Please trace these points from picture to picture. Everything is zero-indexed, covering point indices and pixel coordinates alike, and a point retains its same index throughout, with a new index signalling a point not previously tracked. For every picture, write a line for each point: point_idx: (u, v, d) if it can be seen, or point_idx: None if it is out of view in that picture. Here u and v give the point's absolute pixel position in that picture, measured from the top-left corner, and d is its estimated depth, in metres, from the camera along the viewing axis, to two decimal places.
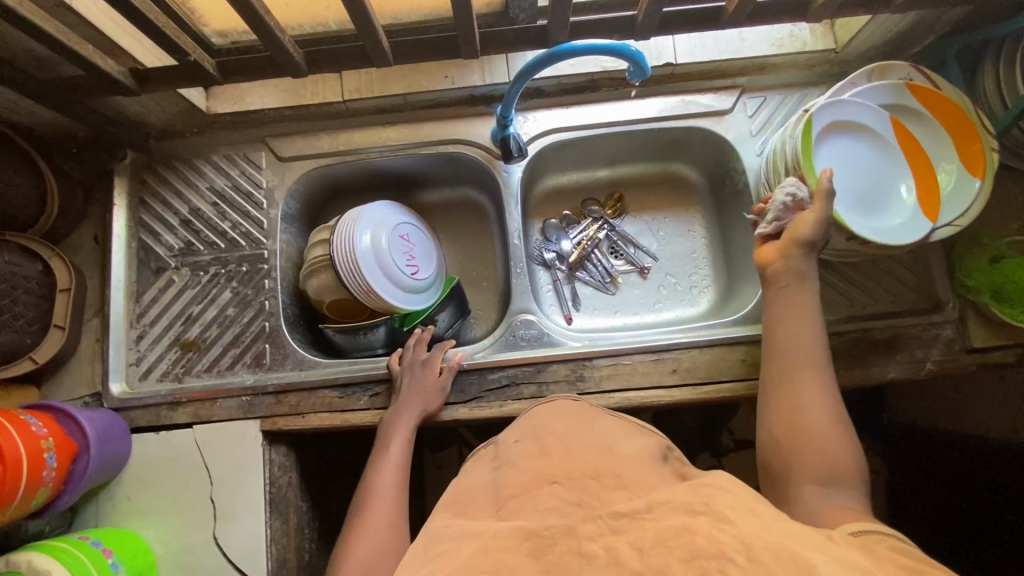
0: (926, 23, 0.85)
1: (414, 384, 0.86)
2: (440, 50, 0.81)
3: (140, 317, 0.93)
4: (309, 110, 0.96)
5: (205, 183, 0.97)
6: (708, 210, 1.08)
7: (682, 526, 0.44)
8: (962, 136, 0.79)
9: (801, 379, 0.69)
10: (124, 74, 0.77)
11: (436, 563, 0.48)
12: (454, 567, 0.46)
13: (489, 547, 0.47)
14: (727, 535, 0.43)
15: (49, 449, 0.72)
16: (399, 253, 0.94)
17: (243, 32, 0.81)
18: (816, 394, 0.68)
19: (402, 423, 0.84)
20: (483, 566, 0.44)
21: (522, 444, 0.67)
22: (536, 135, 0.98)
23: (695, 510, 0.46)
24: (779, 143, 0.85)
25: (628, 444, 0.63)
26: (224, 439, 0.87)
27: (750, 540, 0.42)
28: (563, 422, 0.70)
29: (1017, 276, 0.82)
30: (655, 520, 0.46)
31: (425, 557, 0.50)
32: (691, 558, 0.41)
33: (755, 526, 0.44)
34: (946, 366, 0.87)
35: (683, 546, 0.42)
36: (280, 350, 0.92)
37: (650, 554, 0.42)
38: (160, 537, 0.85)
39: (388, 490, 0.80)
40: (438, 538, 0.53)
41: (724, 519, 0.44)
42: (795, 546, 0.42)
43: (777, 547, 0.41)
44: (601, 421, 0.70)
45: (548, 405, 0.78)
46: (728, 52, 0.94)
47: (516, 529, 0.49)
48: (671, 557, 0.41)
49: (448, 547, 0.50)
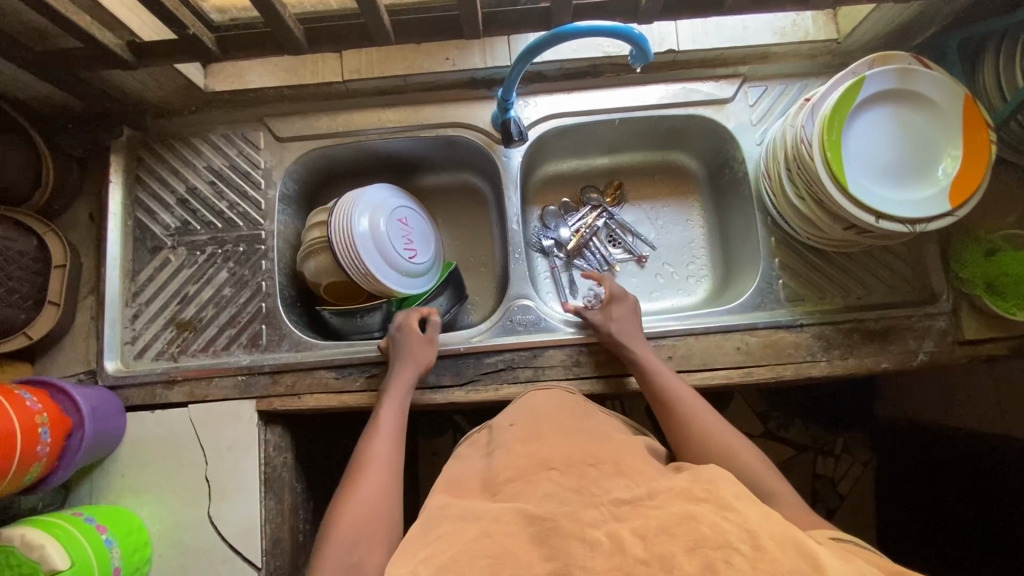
0: (929, 14, 0.85)
1: (404, 348, 0.85)
2: (442, 31, 0.80)
3: (136, 296, 0.93)
4: (308, 90, 0.95)
5: (203, 163, 0.96)
6: (706, 200, 1.08)
7: (687, 513, 0.45)
8: (964, 124, 0.78)
9: (687, 413, 0.75)
10: (122, 48, 0.76)
11: (437, 546, 0.49)
12: (456, 552, 0.47)
13: (490, 530, 0.49)
14: (731, 523, 0.44)
15: (43, 424, 0.72)
16: (396, 239, 0.93)
17: (244, 9, 0.80)
18: (704, 417, 0.75)
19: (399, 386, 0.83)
20: (484, 552, 0.47)
21: (514, 431, 0.68)
22: (536, 121, 0.97)
23: (697, 497, 0.48)
24: (780, 132, 0.87)
25: (625, 437, 0.66)
26: (217, 418, 0.87)
27: (755, 529, 0.44)
28: (555, 410, 0.71)
29: (1014, 269, 0.82)
30: (658, 507, 0.47)
31: (425, 540, 0.51)
32: (696, 546, 0.43)
33: (759, 512, 0.46)
34: (939, 356, 0.88)
35: (688, 535, 0.44)
36: (277, 331, 0.92)
37: (654, 543, 0.44)
38: (152, 515, 0.85)
39: (385, 452, 0.76)
40: (436, 521, 0.54)
41: (727, 507, 0.46)
42: (796, 535, 0.44)
43: (781, 536, 0.43)
44: (592, 416, 0.72)
45: (546, 390, 0.79)
46: (731, 41, 0.93)
47: (517, 513, 0.51)
48: (676, 545, 0.43)
49: (446, 531, 0.51)
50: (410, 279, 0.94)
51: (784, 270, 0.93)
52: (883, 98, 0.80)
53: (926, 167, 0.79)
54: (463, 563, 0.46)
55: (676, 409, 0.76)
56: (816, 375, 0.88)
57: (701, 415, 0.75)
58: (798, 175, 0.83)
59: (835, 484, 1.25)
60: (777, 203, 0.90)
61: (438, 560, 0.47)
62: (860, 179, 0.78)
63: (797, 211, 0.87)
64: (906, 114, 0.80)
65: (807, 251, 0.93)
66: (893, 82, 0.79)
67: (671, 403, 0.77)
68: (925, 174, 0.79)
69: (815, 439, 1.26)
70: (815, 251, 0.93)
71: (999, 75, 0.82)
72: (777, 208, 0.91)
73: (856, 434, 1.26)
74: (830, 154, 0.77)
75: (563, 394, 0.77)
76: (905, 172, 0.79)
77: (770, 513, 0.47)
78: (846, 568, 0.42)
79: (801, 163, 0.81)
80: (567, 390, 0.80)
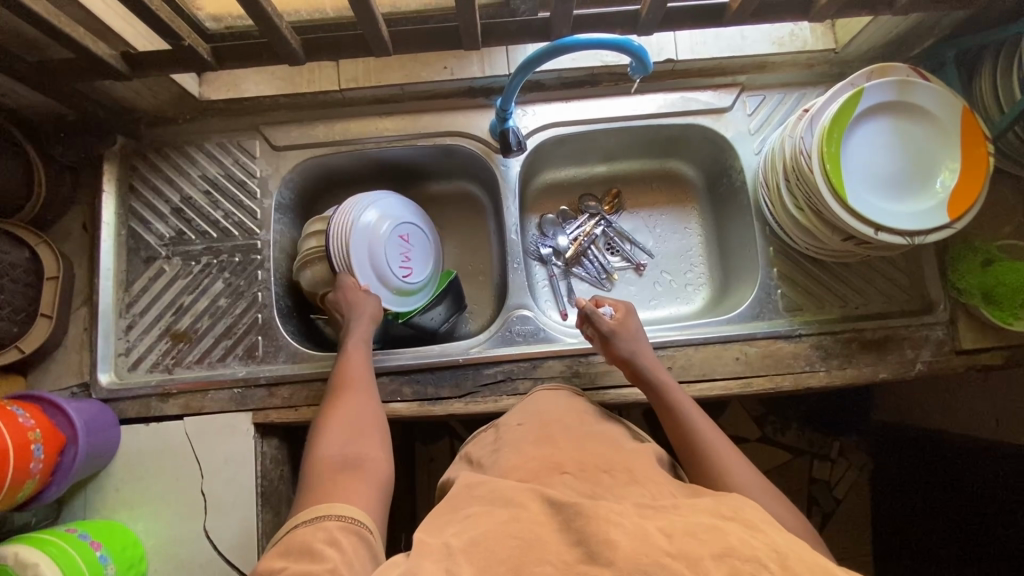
0: (926, 25, 0.85)
1: (353, 301, 0.86)
2: (441, 41, 0.80)
3: (130, 307, 0.92)
4: (305, 99, 0.94)
5: (197, 171, 0.95)
6: (704, 208, 1.08)
7: (713, 525, 0.45)
8: (964, 139, 0.78)
9: (698, 433, 0.74)
10: (115, 58, 0.75)
11: (468, 523, 0.49)
12: (486, 531, 0.47)
13: (517, 517, 0.48)
14: (759, 542, 0.43)
15: (36, 441, 0.71)
16: (394, 254, 0.93)
17: (239, 18, 0.79)
18: (713, 436, 0.74)
19: (357, 337, 0.84)
20: (513, 534, 0.46)
21: (525, 431, 0.67)
22: (535, 130, 0.97)
23: (724, 515, 0.47)
24: (778, 142, 0.87)
25: (632, 444, 0.66)
26: (214, 430, 0.86)
27: (784, 549, 0.43)
28: (567, 411, 0.71)
29: (1007, 280, 0.82)
30: (682, 515, 0.47)
31: (455, 517, 0.51)
32: (723, 555, 0.42)
33: (785, 536, 0.45)
34: (936, 366, 0.89)
35: (716, 543, 0.43)
36: (273, 343, 0.91)
37: (679, 540, 0.43)
38: (148, 530, 0.84)
39: (349, 390, 0.78)
40: (462, 502, 0.53)
41: (754, 526, 0.45)
42: (826, 561, 0.42)
43: (809, 558, 0.42)
44: (603, 420, 0.71)
45: (549, 391, 0.78)
46: (729, 50, 0.93)
47: (540, 499, 0.50)
48: (703, 550, 0.42)
49: (476, 511, 0.51)
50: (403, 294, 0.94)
51: (782, 280, 0.93)
52: (882, 111, 0.80)
53: (925, 179, 0.79)
54: (496, 541, 0.46)
55: (686, 429, 0.75)
56: (815, 384, 0.88)
57: (710, 436, 0.74)
58: (797, 187, 0.83)
59: (833, 487, 1.26)
60: (776, 215, 0.90)
61: (469, 536, 0.47)
62: (859, 192, 0.77)
63: (796, 222, 0.87)
64: (904, 125, 0.80)
65: (805, 261, 0.93)
66: (891, 94, 0.79)
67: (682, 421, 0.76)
68: (924, 185, 0.79)
69: (812, 443, 1.27)
70: (813, 261, 0.93)
71: (995, 86, 0.82)
72: (776, 219, 0.91)
73: (852, 438, 1.27)
74: (829, 167, 0.77)
75: (569, 397, 0.77)
76: (903, 183, 0.79)
77: (796, 538, 0.45)
78: None
79: (799, 175, 0.81)
80: (573, 390, 0.80)
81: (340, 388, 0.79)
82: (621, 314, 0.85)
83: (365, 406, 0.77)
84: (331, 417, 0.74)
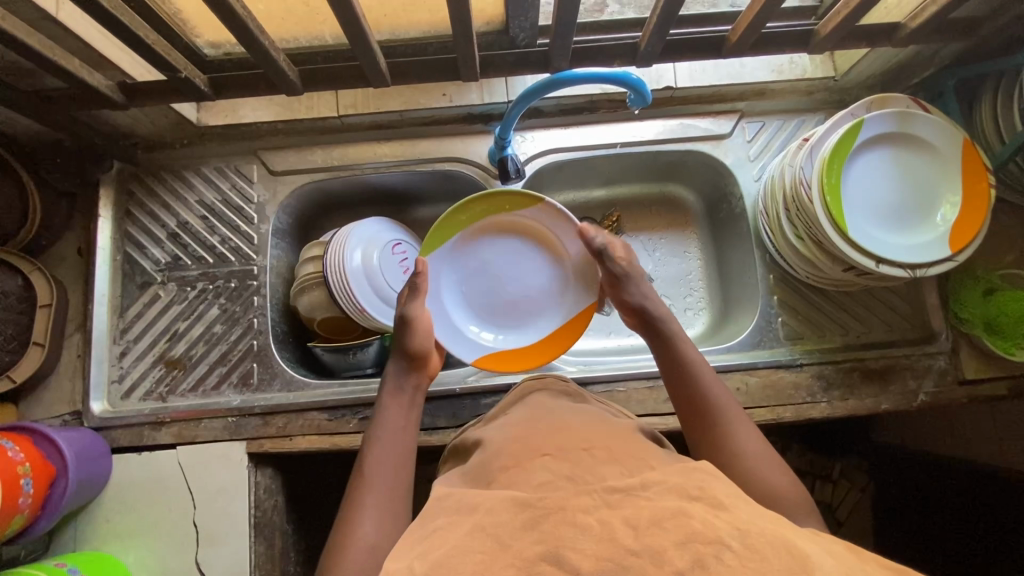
0: (927, 53, 0.85)
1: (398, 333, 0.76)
2: (441, 70, 0.80)
3: (124, 333, 0.91)
4: (301, 125, 0.94)
5: (195, 197, 0.94)
6: (705, 234, 1.08)
7: (678, 509, 0.42)
8: (965, 172, 0.77)
9: (704, 391, 0.68)
10: (112, 88, 0.75)
11: (431, 540, 0.45)
12: (450, 548, 0.43)
13: (485, 524, 0.45)
14: (721, 521, 0.41)
15: (25, 475, 0.70)
16: (503, 270, 0.86)
17: (235, 44, 0.79)
18: (722, 398, 0.67)
19: (404, 399, 0.73)
20: (478, 546, 0.43)
21: (511, 420, 0.66)
22: (534, 155, 0.96)
23: (690, 494, 0.44)
24: (777, 170, 0.87)
25: (618, 421, 0.65)
26: (208, 461, 0.85)
27: (746, 527, 0.40)
28: (552, 401, 0.70)
29: (1011, 309, 0.81)
30: (650, 499, 0.44)
31: (423, 531, 0.47)
32: (687, 541, 0.39)
33: (751, 513, 0.42)
34: (940, 397, 0.88)
35: (679, 529, 0.40)
36: (268, 369, 0.90)
37: (644, 533, 0.40)
38: (139, 563, 0.82)
39: (383, 458, 0.66)
40: (431, 514, 0.50)
41: (720, 506, 0.42)
42: (784, 533, 0.40)
43: (772, 535, 0.40)
44: (590, 403, 0.71)
45: (538, 379, 0.79)
46: (728, 78, 0.94)
47: (509, 501, 0.47)
48: (666, 539, 0.40)
49: (445, 523, 0.47)
50: (467, 340, 0.85)
51: (783, 308, 0.92)
52: (882, 141, 0.79)
53: (925, 212, 0.79)
54: (456, 560, 0.41)
55: (690, 381, 0.69)
56: (817, 416, 0.87)
57: (720, 396, 0.68)
58: (798, 217, 0.82)
59: (834, 510, 1.20)
60: (776, 242, 0.89)
61: (432, 557, 0.43)
62: (860, 225, 0.77)
63: (797, 252, 0.86)
64: (905, 157, 0.80)
65: (806, 288, 0.93)
66: (892, 125, 0.78)
67: (688, 376, 0.70)
68: (924, 218, 0.78)
69: (812, 463, 1.24)
70: (815, 290, 0.93)
71: (995, 115, 0.81)
72: (776, 247, 0.90)
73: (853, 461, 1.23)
74: (829, 198, 0.76)
75: (557, 386, 0.76)
76: (903, 215, 0.79)
77: (762, 512, 0.44)
78: (842, 566, 0.39)
79: (800, 206, 0.80)
80: (561, 377, 0.80)
81: (376, 452, 0.67)
82: (626, 253, 0.81)
83: (396, 486, 0.64)
84: (367, 488, 0.63)
